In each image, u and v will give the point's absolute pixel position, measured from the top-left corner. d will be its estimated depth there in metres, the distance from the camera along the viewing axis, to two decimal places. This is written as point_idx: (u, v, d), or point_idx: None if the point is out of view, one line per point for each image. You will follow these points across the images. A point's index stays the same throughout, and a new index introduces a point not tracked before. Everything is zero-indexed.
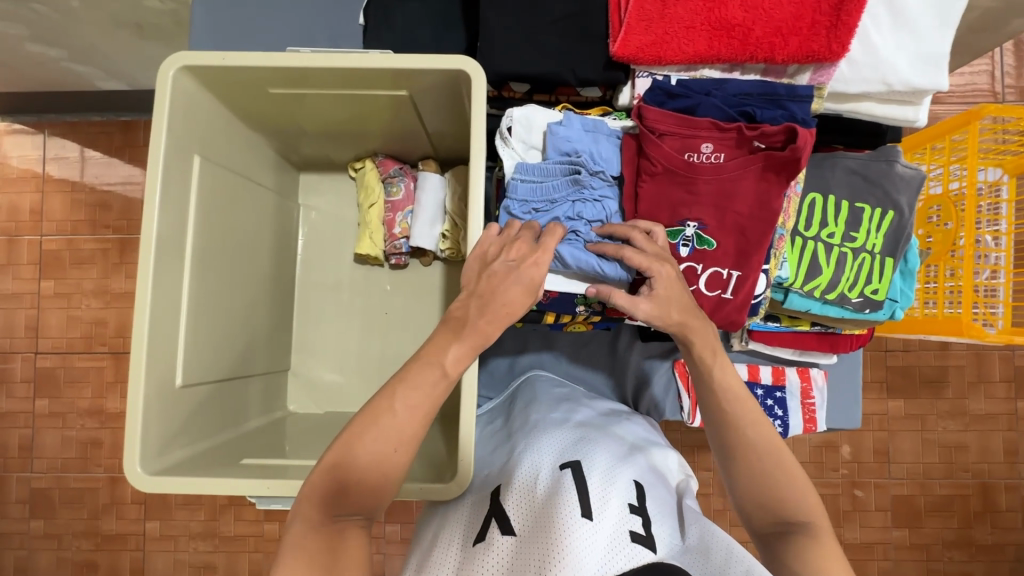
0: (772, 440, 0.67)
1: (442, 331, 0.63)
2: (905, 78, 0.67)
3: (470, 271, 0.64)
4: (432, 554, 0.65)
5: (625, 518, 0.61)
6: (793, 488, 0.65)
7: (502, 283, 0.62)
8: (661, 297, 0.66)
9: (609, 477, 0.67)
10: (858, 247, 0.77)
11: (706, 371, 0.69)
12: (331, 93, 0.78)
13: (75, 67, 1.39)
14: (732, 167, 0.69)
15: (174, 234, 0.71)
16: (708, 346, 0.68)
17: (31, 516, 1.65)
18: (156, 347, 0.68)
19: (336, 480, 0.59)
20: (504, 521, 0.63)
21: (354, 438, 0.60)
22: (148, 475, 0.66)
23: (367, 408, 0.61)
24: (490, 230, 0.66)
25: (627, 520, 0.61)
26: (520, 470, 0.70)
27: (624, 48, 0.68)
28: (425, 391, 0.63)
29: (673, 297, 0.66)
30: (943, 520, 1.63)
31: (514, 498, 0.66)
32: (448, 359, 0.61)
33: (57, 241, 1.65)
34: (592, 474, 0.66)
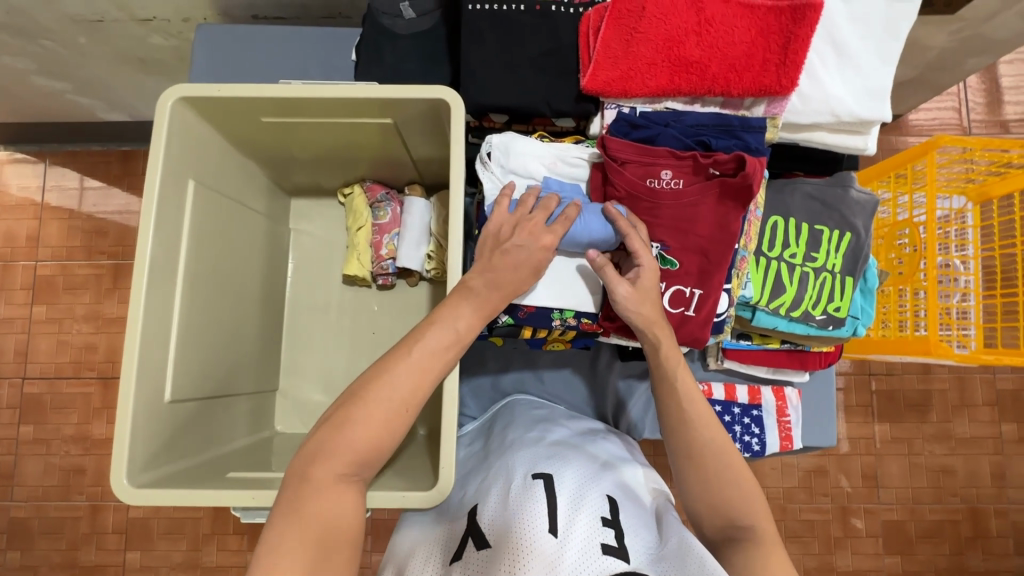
0: (724, 446, 0.71)
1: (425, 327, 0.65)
2: (851, 110, 0.72)
3: (485, 247, 0.69)
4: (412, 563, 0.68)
5: (597, 531, 0.62)
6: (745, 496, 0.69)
7: (512, 262, 0.67)
8: (642, 290, 0.72)
9: (580, 494, 0.69)
10: (818, 266, 0.81)
11: (668, 371, 0.73)
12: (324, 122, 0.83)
13: (79, 100, 1.45)
14: (690, 193, 0.73)
15: (168, 255, 0.74)
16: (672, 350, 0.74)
17: (8, 547, 1.62)
18: (147, 361, 0.70)
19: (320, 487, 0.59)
20: (479, 538, 0.65)
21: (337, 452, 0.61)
22: (134, 488, 0.67)
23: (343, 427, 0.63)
24: (502, 207, 0.71)
25: (598, 533, 0.62)
26: (492, 490, 0.72)
27: (592, 82, 0.74)
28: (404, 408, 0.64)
29: (648, 294, 0.71)
30: (935, 547, 1.63)
31: (488, 516, 0.68)
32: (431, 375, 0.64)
33: (52, 267, 1.68)
34: (563, 492, 0.68)
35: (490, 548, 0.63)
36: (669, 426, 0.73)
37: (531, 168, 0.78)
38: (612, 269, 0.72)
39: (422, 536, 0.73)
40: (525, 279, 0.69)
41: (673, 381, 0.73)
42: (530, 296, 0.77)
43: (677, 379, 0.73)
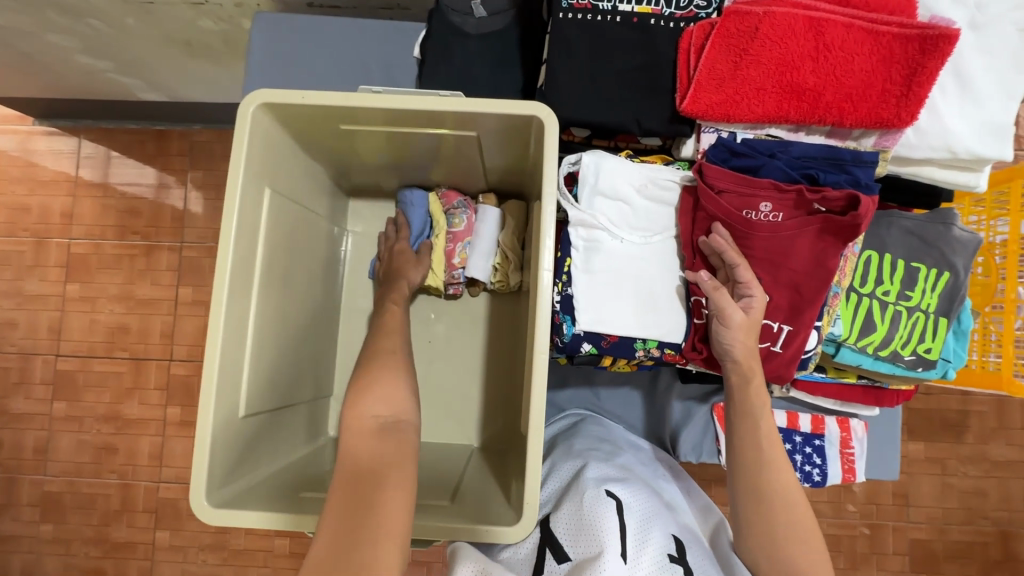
0: (796, 497, 0.71)
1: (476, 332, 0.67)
2: (970, 147, 0.68)
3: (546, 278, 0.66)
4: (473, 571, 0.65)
5: (663, 569, 0.63)
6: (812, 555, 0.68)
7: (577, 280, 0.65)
8: (754, 320, 0.71)
9: (645, 528, 0.69)
10: (913, 305, 0.77)
11: (757, 407, 0.73)
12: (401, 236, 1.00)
13: (120, 79, 1.42)
14: (789, 227, 0.70)
15: (245, 266, 0.72)
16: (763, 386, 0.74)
17: (41, 519, 1.64)
18: (224, 376, 0.69)
19: (370, 440, 0.62)
20: (558, 551, 0.67)
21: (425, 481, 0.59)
22: (214, 507, 0.66)
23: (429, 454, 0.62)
24: None
25: (664, 570, 0.63)
26: (565, 500, 0.73)
27: (693, 105, 0.70)
28: None
29: (750, 326, 0.71)
30: (961, 567, 1.62)
31: (562, 525, 0.70)
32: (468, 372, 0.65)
33: (85, 245, 1.67)
34: (631, 518, 0.69)
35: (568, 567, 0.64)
36: (746, 463, 0.73)
37: (620, 191, 0.75)
38: (728, 296, 0.71)
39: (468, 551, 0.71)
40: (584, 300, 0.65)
41: (756, 419, 0.73)
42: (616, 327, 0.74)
43: (759, 422, 0.73)
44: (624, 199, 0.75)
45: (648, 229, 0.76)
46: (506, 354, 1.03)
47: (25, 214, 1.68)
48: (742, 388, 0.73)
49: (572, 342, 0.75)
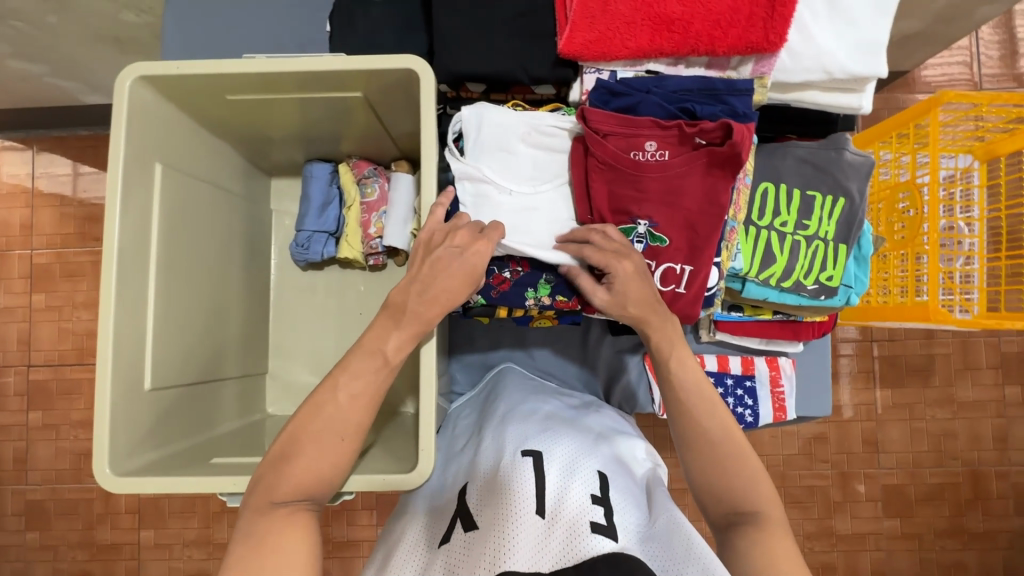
0: (727, 432, 0.70)
1: (382, 319, 0.66)
2: (845, 66, 0.69)
3: (416, 255, 0.68)
4: (394, 556, 0.70)
5: (587, 507, 0.64)
6: (746, 480, 0.67)
7: (446, 269, 0.66)
8: (618, 295, 0.71)
9: (568, 473, 0.70)
10: (811, 234, 0.78)
11: (662, 361, 0.72)
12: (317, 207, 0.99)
13: (59, 83, 1.40)
14: (677, 164, 0.71)
15: (138, 242, 0.72)
16: (665, 338, 0.72)
17: (26, 528, 1.66)
18: (123, 353, 0.69)
19: (280, 472, 0.63)
20: (467, 520, 0.67)
21: (305, 426, 0.64)
22: (117, 476, 0.67)
23: (309, 400, 0.65)
24: None
25: (589, 510, 0.63)
26: (483, 463, 0.75)
27: (569, 45, 0.70)
28: (375, 368, 0.66)
29: (630, 294, 0.71)
30: (934, 509, 1.62)
31: (478, 501, 0.69)
32: (389, 346, 0.66)
33: (48, 255, 1.67)
34: (552, 466, 0.70)
35: (475, 530, 0.64)
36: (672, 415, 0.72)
37: (505, 141, 0.76)
38: (587, 278, 0.73)
39: (421, 524, 0.73)
40: (460, 288, 0.66)
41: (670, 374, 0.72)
42: (501, 274, 0.78)
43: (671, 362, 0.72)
44: (509, 149, 0.76)
45: (535, 178, 0.77)
46: None
47: None
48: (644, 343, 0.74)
49: None
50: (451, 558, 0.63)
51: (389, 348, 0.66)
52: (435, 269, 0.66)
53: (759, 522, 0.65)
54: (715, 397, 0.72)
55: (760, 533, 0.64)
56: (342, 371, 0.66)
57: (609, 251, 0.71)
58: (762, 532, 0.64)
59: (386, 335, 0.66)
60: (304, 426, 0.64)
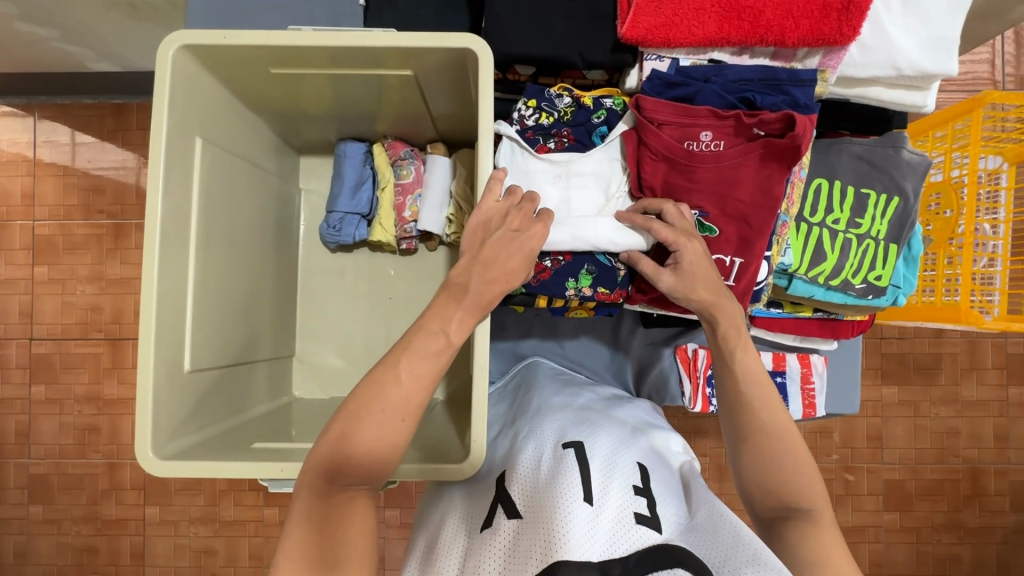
0: (781, 425, 0.68)
1: (441, 297, 0.64)
2: (915, 62, 0.68)
3: (472, 239, 0.66)
4: (440, 539, 0.67)
5: (630, 500, 0.62)
6: (797, 474, 0.66)
7: (506, 250, 0.65)
8: (687, 273, 0.69)
9: (611, 463, 0.67)
10: (863, 233, 0.78)
11: (728, 353, 0.71)
12: (350, 188, 0.97)
13: (65, 48, 1.34)
14: (732, 155, 0.69)
15: (178, 219, 0.69)
16: (730, 325, 0.71)
17: (29, 502, 1.64)
18: (165, 332, 0.68)
19: (337, 455, 0.61)
20: (508, 505, 0.63)
21: (357, 410, 0.61)
22: (160, 460, 0.66)
23: (361, 387, 0.63)
24: None
25: (631, 503, 0.61)
26: (523, 453, 0.72)
27: (632, 30, 0.68)
28: (440, 348, 0.63)
29: (699, 274, 0.69)
30: (933, 504, 1.64)
31: (517, 486, 0.66)
32: (439, 331, 0.64)
33: (50, 226, 1.62)
34: (594, 458, 0.67)
35: (519, 518, 0.61)
36: (725, 404, 0.71)
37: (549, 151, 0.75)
38: (649, 262, 0.71)
39: (461, 506, 0.70)
40: (514, 271, 0.65)
41: (732, 360, 0.71)
42: (542, 262, 0.75)
43: (736, 353, 0.71)
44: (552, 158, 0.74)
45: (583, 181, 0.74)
46: None
47: None
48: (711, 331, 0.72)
49: None
50: (496, 549, 0.59)
51: (452, 328, 0.63)
52: (489, 252, 0.64)
53: (809, 517, 0.65)
54: (772, 393, 0.70)
55: (812, 529, 0.64)
56: (403, 350, 0.63)
57: (680, 229, 0.69)
58: (814, 528, 0.63)
59: (448, 314, 0.63)
60: (361, 410, 0.61)
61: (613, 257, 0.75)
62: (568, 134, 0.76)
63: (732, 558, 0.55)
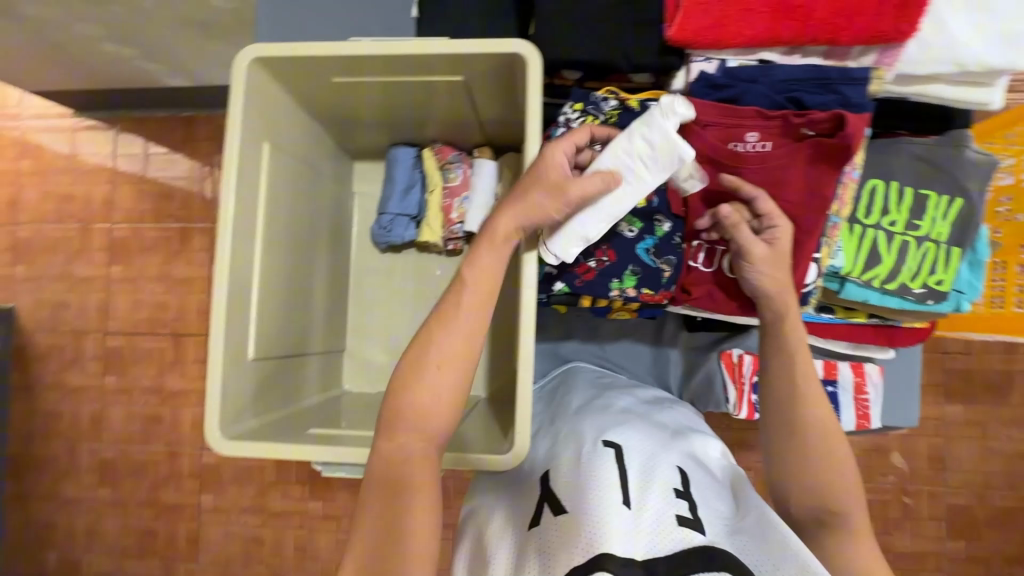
0: (831, 427, 0.66)
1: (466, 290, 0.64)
2: (980, 58, 0.66)
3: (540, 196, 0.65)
4: (488, 530, 0.68)
5: (670, 500, 0.61)
6: (842, 480, 0.64)
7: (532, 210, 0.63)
8: (779, 251, 0.69)
9: (649, 468, 0.67)
10: (921, 235, 0.75)
11: (785, 351, 0.69)
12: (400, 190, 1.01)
13: (145, 66, 1.46)
14: (778, 155, 0.70)
15: (247, 217, 0.75)
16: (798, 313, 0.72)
17: (99, 484, 1.77)
18: (233, 321, 0.73)
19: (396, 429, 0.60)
20: (554, 503, 0.64)
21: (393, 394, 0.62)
22: (225, 439, 0.70)
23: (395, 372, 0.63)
24: None
25: (672, 503, 0.60)
26: (562, 455, 0.72)
27: (680, 32, 0.68)
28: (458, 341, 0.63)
29: (788, 254, 0.70)
30: (1004, 533, 1.53)
31: (559, 484, 0.67)
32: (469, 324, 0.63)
33: (125, 229, 1.76)
34: (632, 463, 0.67)
35: (564, 515, 0.61)
36: (773, 405, 0.69)
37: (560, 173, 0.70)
38: (748, 231, 0.69)
39: (507, 505, 0.71)
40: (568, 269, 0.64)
41: (792, 358, 0.68)
42: (586, 262, 0.75)
43: (796, 360, 0.68)
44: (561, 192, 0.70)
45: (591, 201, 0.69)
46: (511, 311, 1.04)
47: (71, 202, 1.79)
48: (775, 323, 0.70)
49: (544, 280, 0.76)
50: (543, 544, 0.59)
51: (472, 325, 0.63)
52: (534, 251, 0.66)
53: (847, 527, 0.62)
54: (820, 395, 0.68)
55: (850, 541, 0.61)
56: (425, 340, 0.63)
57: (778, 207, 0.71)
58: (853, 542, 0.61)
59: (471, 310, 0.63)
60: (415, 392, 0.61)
61: (657, 257, 0.75)
62: None
63: (780, 564, 0.53)
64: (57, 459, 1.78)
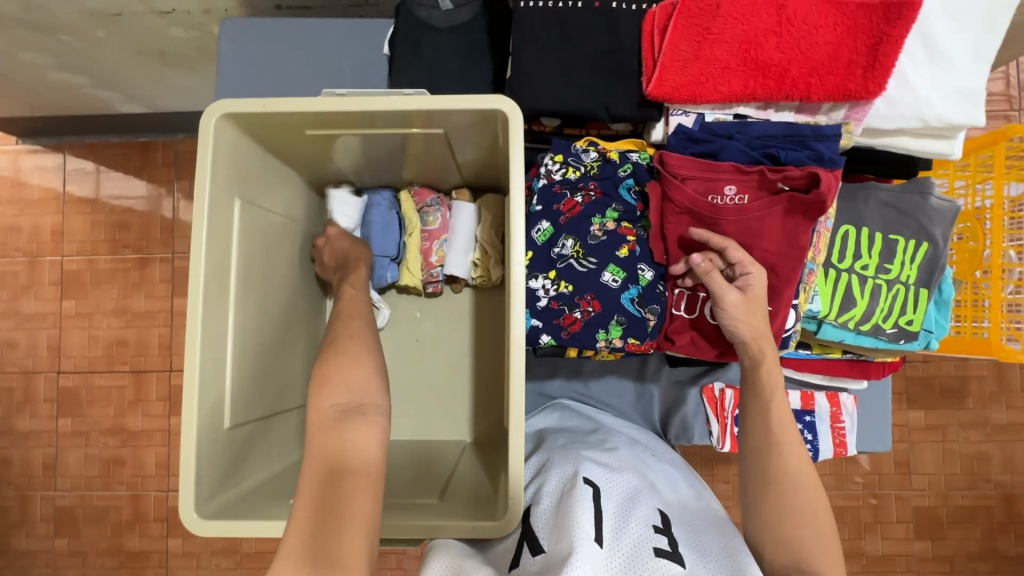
0: (809, 477, 0.67)
1: None
2: (941, 115, 0.69)
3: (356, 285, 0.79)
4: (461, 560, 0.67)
5: (647, 535, 0.61)
6: (815, 537, 0.64)
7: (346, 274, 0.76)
8: (752, 297, 0.70)
9: (629, 504, 0.67)
10: (892, 278, 0.78)
11: (768, 390, 0.71)
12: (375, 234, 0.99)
13: (96, 93, 1.38)
14: (756, 208, 0.70)
15: (218, 273, 0.72)
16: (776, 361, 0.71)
17: (56, 534, 1.66)
18: (206, 389, 0.69)
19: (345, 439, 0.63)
20: (534, 545, 0.65)
21: None
22: (202, 519, 0.67)
23: None
24: None
25: (649, 538, 0.61)
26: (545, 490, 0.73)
27: (658, 88, 0.70)
28: None
29: (760, 300, 0.71)
30: (966, 532, 1.60)
31: (541, 522, 0.68)
32: None
33: (78, 262, 1.67)
34: (612, 496, 0.68)
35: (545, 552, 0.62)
36: (755, 449, 0.70)
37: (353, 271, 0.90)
38: (720, 278, 0.70)
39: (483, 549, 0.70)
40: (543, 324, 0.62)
41: (767, 400, 0.70)
42: (572, 312, 0.75)
43: (771, 402, 0.70)
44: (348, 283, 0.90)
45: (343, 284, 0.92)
46: (494, 350, 1.03)
47: (16, 234, 1.68)
48: (754, 371, 0.72)
49: (529, 333, 0.76)
50: None
51: None
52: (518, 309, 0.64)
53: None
54: (799, 444, 0.69)
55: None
56: None
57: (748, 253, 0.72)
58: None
59: None
60: None
61: (642, 307, 0.75)
62: (595, 188, 0.76)
63: None
64: (6, 510, 1.66)
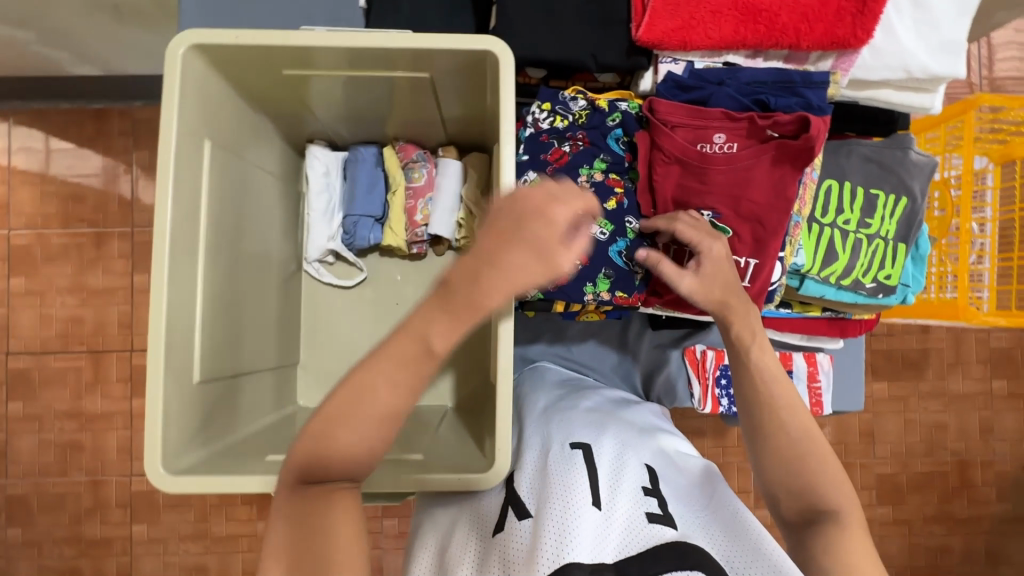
0: (806, 422, 0.64)
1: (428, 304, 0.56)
2: (925, 65, 0.71)
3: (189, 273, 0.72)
4: (450, 542, 0.65)
5: (641, 500, 0.60)
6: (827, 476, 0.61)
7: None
8: (705, 276, 0.69)
9: (618, 467, 0.66)
10: (873, 233, 0.80)
11: (743, 348, 0.68)
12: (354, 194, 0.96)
13: (45, 51, 1.28)
14: (744, 156, 0.70)
15: (187, 221, 0.67)
16: (746, 325, 0.68)
17: (7, 525, 1.56)
18: (174, 341, 0.65)
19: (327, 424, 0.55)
20: (521, 509, 0.62)
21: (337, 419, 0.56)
22: (170, 475, 0.63)
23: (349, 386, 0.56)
24: None
25: (642, 503, 0.59)
26: (529, 458, 0.71)
27: (649, 33, 0.69)
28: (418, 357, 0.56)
29: (718, 276, 0.69)
30: (924, 497, 1.67)
31: (527, 486, 0.66)
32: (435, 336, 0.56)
33: (27, 236, 1.55)
34: (601, 460, 0.66)
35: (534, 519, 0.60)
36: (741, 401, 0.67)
37: None
38: (671, 264, 0.70)
39: (471, 515, 0.67)
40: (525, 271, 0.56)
41: (747, 358, 0.67)
42: None
43: (757, 350, 0.67)
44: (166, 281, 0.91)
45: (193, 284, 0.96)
46: None
47: None
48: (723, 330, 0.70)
49: None
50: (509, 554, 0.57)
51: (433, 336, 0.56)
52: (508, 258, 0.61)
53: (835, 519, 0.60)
54: (796, 396, 0.66)
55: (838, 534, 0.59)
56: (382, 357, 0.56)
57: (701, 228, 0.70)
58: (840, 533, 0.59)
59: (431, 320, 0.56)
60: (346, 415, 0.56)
61: (630, 260, 0.75)
62: (583, 137, 0.75)
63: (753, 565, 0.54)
64: None
